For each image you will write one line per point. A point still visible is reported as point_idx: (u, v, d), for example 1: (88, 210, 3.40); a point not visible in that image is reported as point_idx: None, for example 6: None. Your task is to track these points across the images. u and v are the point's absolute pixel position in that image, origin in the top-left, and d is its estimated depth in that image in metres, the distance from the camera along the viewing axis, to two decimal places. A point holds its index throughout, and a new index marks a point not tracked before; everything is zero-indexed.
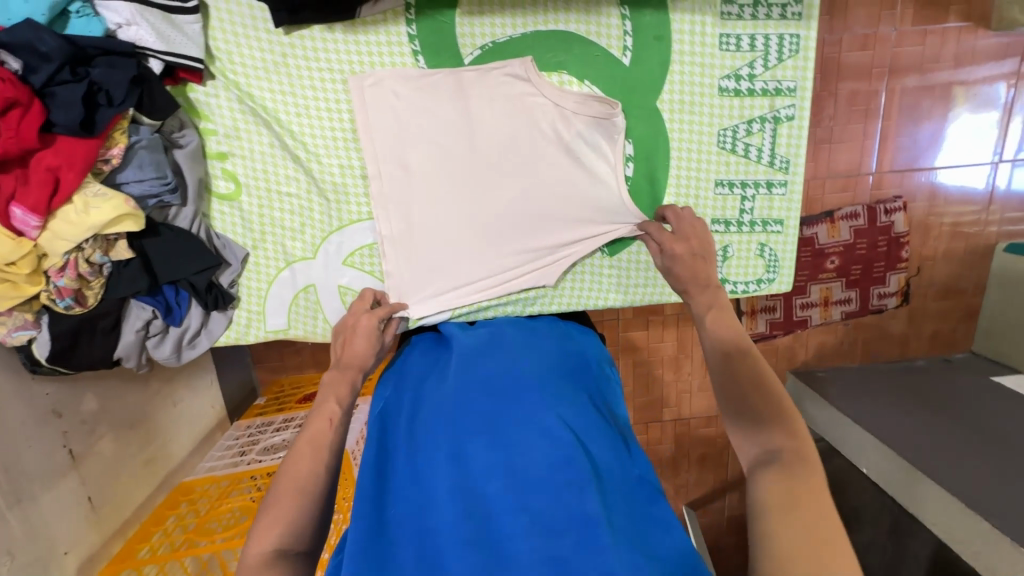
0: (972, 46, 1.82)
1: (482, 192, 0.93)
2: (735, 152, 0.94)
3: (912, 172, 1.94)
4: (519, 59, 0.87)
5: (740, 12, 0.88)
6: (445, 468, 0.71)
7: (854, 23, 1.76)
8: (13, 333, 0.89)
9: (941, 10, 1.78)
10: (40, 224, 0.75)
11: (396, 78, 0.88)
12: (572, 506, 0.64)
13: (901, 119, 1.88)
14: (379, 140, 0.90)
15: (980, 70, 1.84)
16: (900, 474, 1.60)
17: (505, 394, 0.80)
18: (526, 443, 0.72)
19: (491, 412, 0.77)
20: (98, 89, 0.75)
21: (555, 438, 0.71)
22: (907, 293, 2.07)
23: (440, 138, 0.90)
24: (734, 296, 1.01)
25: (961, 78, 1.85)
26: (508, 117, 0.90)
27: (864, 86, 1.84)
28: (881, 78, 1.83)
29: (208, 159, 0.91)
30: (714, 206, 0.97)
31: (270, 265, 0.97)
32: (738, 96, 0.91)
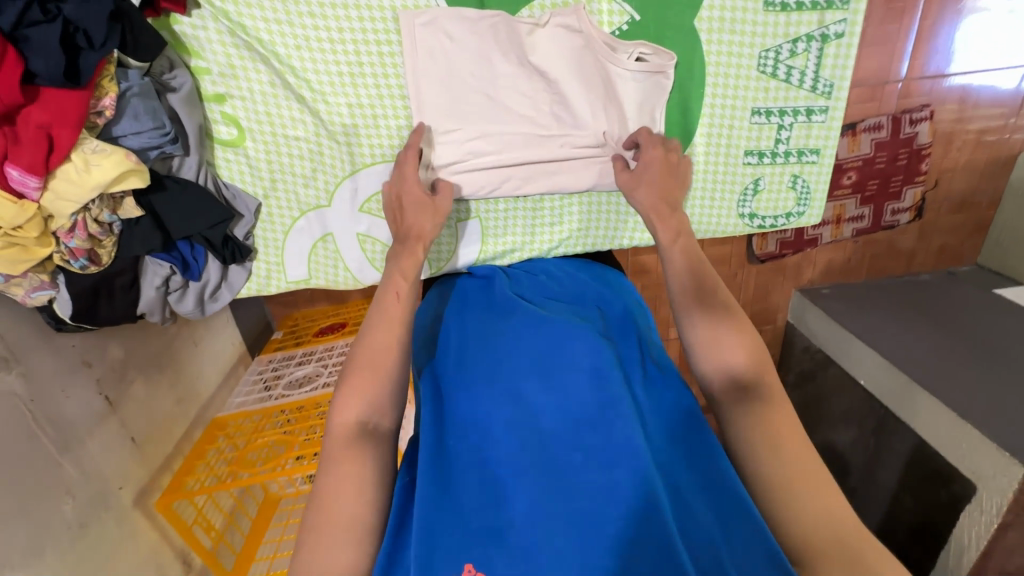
0: None
1: (521, 144, 0.90)
2: (775, 76, 0.87)
3: (945, 77, 1.82)
4: (571, 8, 0.81)
5: None
6: (501, 404, 0.74)
7: None
8: (32, 294, 0.87)
9: None
10: (39, 186, 0.70)
11: (452, 16, 0.80)
12: (626, 441, 0.68)
13: (941, 15, 1.71)
14: (428, 86, 0.84)
15: None
16: (899, 386, 1.67)
17: (551, 336, 0.80)
18: (577, 384, 0.75)
19: (537, 353, 0.79)
20: (74, 29, 0.66)
21: (602, 379, 0.75)
22: (921, 209, 2.03)
23: (490, 85, 0.85)
24: (762, 232, 0.99)
25: None
26: (545, 56, 0.83)
27: None
28: None
29: (205, 102, 0.83)
30: (748, 135, 0.91)
31: (285, 214, 0.93)
32: (784, 11, 0.82)
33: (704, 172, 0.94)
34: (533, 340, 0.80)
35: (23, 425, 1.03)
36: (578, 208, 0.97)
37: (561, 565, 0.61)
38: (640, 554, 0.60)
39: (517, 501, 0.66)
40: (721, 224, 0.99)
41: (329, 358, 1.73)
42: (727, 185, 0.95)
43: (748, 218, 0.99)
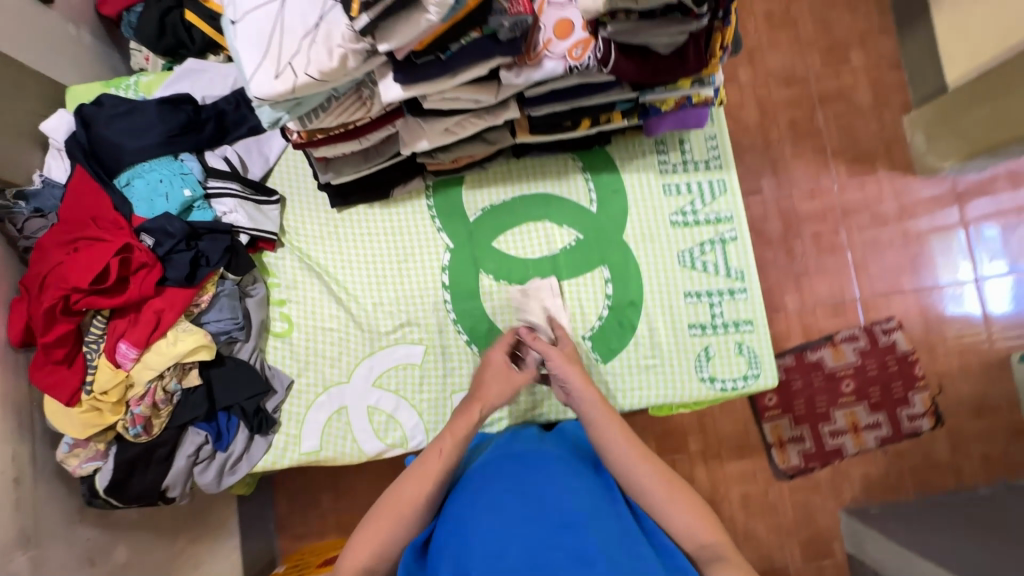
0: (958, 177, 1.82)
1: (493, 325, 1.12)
2: (694, 268, 1.14)
3: (917, 291, 1.81)
4: (530, 225, 1.16)
5: (674, 168, 1.16)
6: (485, 519, 0.77)
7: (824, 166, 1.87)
8: (83, 464, 1.05)
9: (901, 147, 1.85)
10: (135, 356, 0.97)
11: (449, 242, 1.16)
12: (597, 546, 0.72)
13: (896, 256, 1.83)
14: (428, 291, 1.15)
15: (978, 203, 1.81)
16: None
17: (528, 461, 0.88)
18: (553, 500, 0.79)
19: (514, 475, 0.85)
20: (201, 255, 1.03)
21: (580, 501, 0.79)
22: (938, 412, 1.76)
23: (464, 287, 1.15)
24: (726, 393, 1.10)
25: (949, 217, 1.82)
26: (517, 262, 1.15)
27: (852, 213, 1.85)
28: (881, 216, 1.84)
29: (270, 306, 1.14)
30: (687, 312, 1.13)
31: (310, 391, 1.12)
32: (686, 226, 1.15)
33: (659, 344, 1.12)
34: (515, 466, 0.86)
35: None
36: None
37: None
38: None
39: None
40: (686, 389, 1.11)
41: None
42: (682, 354, 1.12)
43: (709, 381, 1.11)
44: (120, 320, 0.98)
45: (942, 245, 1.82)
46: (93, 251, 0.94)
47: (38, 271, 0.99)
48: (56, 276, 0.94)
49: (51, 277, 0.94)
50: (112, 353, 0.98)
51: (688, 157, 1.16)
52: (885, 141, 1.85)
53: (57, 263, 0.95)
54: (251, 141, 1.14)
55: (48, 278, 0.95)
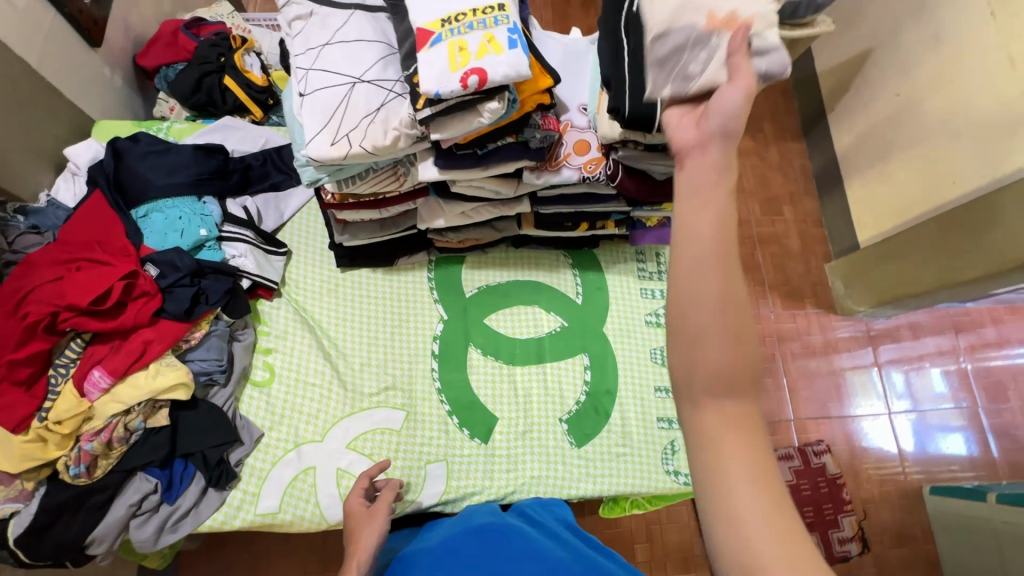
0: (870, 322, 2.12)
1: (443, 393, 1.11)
2: (665, 365, 1.25)
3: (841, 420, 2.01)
4: (521, 307, 1.26)
5: (651, 275, 1.32)
6: None
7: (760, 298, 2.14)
8: None
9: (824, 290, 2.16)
10: (106, 386, 0.94)
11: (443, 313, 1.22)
12: None
13: (822, 385, 2.04)
14: (416, 357, 1.18)
15: (889, 348, 2.08)
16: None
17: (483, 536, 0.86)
18: None
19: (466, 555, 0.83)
20: (202, 292, 1.03)
21: None
22: (865, 538, 1.86)
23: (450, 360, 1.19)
24: (688, 487, 1.15)
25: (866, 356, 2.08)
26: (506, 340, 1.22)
27: (784, 342, 2.09)
28: (808, 347, 2.09)
29: (255, 353, 1.13)
30: (656, 406, 1.22)
31: (279, 446, 1.08)
32: (659, 327, 1.28)
33: (630, 433, 1.19)
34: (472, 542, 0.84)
35: None
36: (529, 460, 1.13)
37: None
38: None
39: None
40: (652, 481, 1.16)
41: None
42: (650, 445, 1.19)
43: (673, 474, 1.17)
44: (102, 345, 0.96)
45: (860, 380, 2.05)
46: (99, 273, 0.94)
47: (14, 288, 0.95)
48: (49, 295, 0.92)
49: (40, 296, 0.92)
50: (82, 379, 0.94)
51: (663, 268, 1.33)
52: (811, 283, 2.16)
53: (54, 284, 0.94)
54: (269, 195, 1.22)
55: (34, 296, 0.92)
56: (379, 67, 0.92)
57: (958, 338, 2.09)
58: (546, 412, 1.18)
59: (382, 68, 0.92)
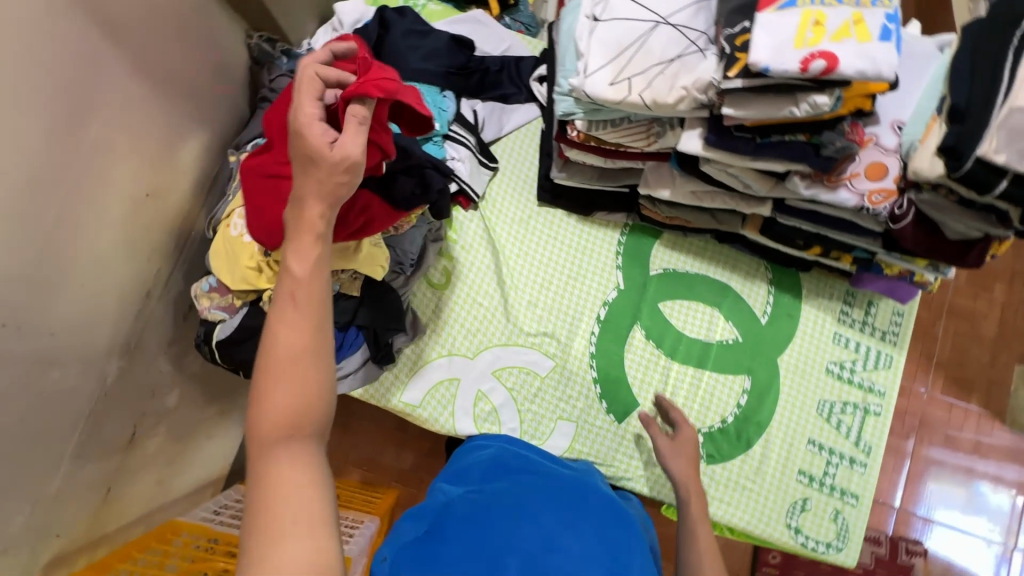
0: (989, 435, 2.03)
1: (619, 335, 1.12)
2: (828, 421, 1.14)
3: (937, 524, 1.97)
4: (699, 304, 1.18)
5: (852, 322, 1.17)
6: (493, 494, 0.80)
7: None
8: (211, 309, 1.08)
9: (965, 391, 2.05)
10: None
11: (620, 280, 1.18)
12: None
13: (925, 478, 2.00)
14: (580, 312, 1.16)
15: (993, 466, 2.01)
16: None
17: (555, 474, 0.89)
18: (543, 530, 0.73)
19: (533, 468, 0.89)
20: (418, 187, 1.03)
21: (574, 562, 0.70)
22: None
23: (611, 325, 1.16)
24: (805, 549, 1.09)
25: (977, 466, 2.01)
26: (671, 333, 1.16)
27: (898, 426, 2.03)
28: (912, 428, 2.04)
29: (439, 256, 1.15)
30: (803, 458, 1.13)
31: (435, 349, 1.14)
32: (839, 380, 1.16)
33: (765, 472, 1.12)
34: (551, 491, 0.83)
35: (78, 410, 1.01)
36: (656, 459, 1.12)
37: None
38: None
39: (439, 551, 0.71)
40: (770, 527, 1.10)
41: None
42: (780, 493, 1.11)
43: (793, 531, 1.10)
44: None
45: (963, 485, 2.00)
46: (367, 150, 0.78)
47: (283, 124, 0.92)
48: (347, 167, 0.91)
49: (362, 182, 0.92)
50: None
51: (870, 320, 1.17)
52: (990, 379, 2.06)
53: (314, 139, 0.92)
54: (496, 106, 1.19)
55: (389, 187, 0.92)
56: (690, 12, 0.83)
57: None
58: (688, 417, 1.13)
59: (693, 14, 0.83)
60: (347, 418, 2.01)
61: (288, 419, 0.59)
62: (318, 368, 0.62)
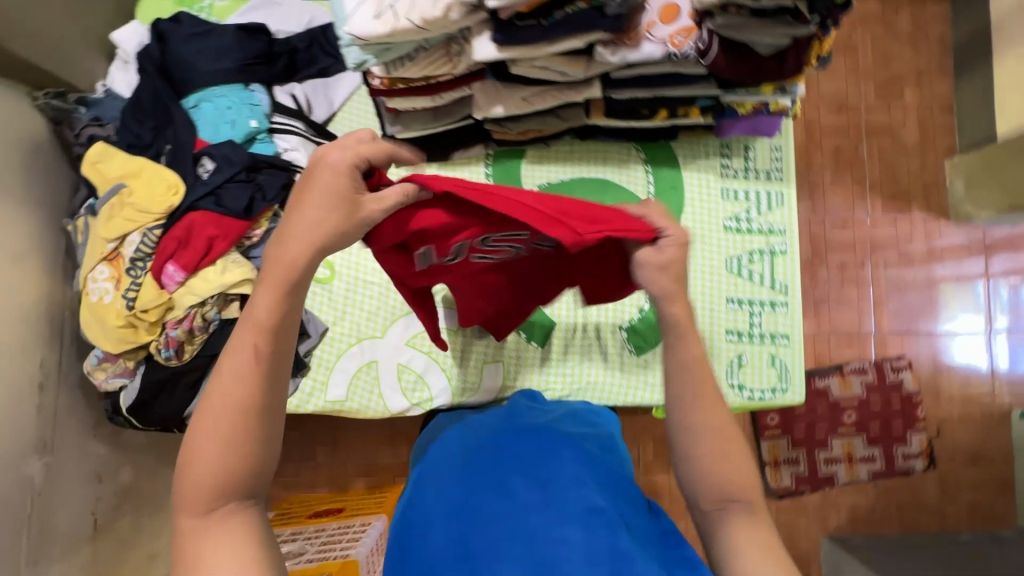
0: (940, 236, 2.06)
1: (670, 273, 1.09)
2: (740, 275, 1.14)
3: (912, 335, 2.03)
4: None
5: (735, 173, 1.16)
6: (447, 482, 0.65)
7: (831, 208, 2.05)
8: (108, 379, 1.06)
9: (905, 203, 2.06)
10: (182, 280, 0.97)
11: None
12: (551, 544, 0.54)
13: (889, 296, 2.04)
14: None
15: (950, 263, 2.05)
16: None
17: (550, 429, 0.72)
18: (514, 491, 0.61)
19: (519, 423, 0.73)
20: (258, 189, 1.01)
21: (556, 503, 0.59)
22: (932, 455, 2.00)
23: None
24: (752, 402, 1.11)
25: (937, 267, 2.05)
26: None
27: (850, 258, 2.05)
28: (865, 253, 2.05)
29: None
30: (726, 318, 1.13)
31: (344, 340, 1.12)
32: (739, 233, 1.15)
33: None
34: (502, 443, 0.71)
35: (18, 518, 1.01)
36: (586, 369, 1.12)
37: None
38: None
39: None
40: None
41: (317, 537, 1.59)
42: (714, 358, 1.13)
43: (737, 389, 1.12)
44: (170, 239, 0.97)
45: (931, 288, 2.04)
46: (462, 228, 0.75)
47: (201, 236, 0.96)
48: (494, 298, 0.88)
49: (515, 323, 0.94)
50: (158, 267, 0.97)
51: (750, 165, 1.16)
52: (925, 183, 2.07)
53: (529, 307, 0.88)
54: (318, 82, 1.13)
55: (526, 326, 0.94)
56: None
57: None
58: (604, 320, 1.13)
59: None
60: (331, 433, 2.01)
61: (209, 493, 0.54)
62: (254, 433, 0.55)
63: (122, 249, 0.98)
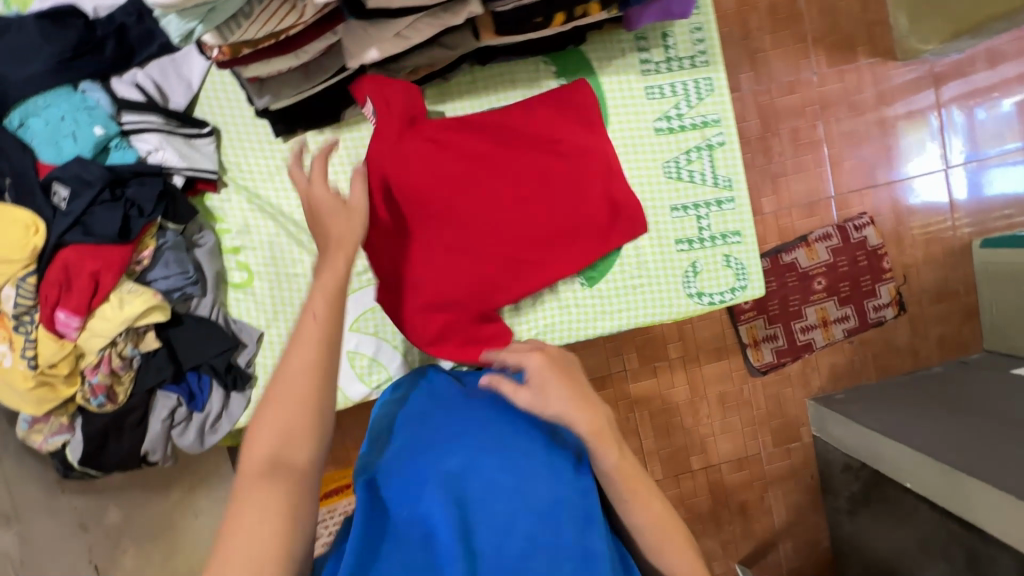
0: (888, 78, 1.96)
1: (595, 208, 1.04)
2: (681, 179, 1.07)
3: (870, 190, 2.00)
4: None
5: (657, 67, 1.05)
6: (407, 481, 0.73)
7: (776, 73, 1.93)
8: (49, 439, 0.98)
9: (850, 51, 1.95)
10: (79, 325, 0.88)
11: None
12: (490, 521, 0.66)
13: (844, 153, 1.98)
14: None
15: (902, 104, 1.97)
16: (944, 477, 1.46)
17: (532, 456, 0.75)
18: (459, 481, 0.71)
19: (504, 455, 0.75)
20: (131, 204, 0.90)
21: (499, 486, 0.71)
22: (901, 302, 2.04)
23: None
24: (714, 306, 1.08)
25: (889, 111, 1.97)
26: None
27: (802, 123, 1.96)
28: (815, 115, 1.96)
29: (224, 254, 1.03)
30: (674, 228, 1.08)
31: (283, 341, 1.05)
32: (672, 133, 1.06)
33: (644, 262, 1.08)
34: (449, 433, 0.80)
35: None
36: (541, 313, 1.08)
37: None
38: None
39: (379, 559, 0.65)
40: (674, 306, 1.08)
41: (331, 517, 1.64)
42: (669, 272, 1.08)
43: (696, 297, 1.08)
44: (48, 285, 0.85)
45: (885, 135, 1.98)
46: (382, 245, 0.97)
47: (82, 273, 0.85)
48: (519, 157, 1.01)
49: (463, 288, 0.99)
50: (47, 317, 0.86)
51: (672, 54, 1.05)
52: (869, 24, 1.94)
53: (499, 239, 1.01)
54: (165, 61, 0.96)
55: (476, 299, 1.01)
56: None
57: (998, 69, 1.96)
58: None
59: None
60: None
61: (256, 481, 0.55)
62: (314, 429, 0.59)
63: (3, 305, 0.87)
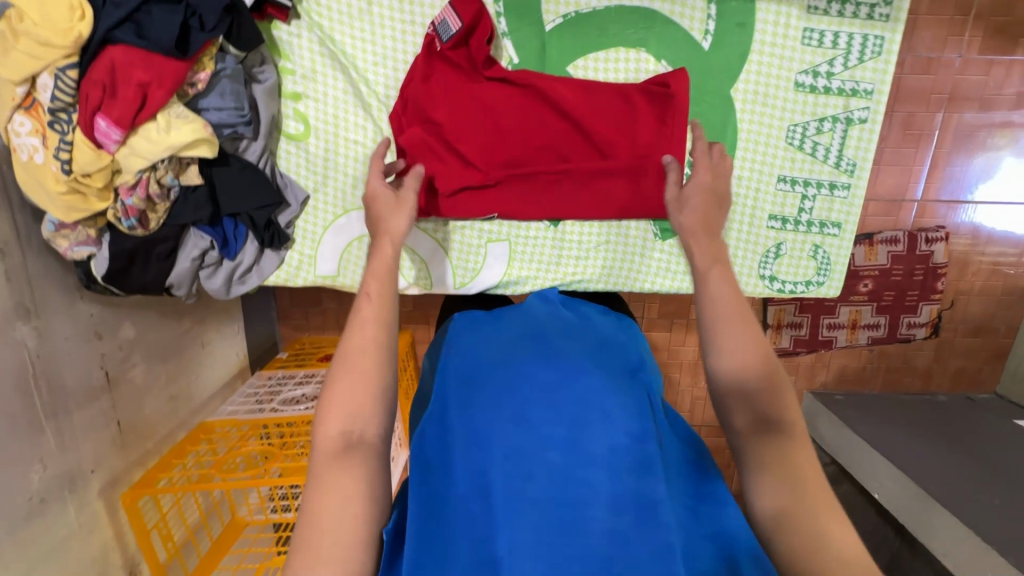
0: None
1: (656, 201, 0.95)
2: (801, 149, 0.94)
3: (960, 203, 1.81)
4: (617, 49, 0.91)
5: (827, 8, 0.87)
6: (497, 383, 0.74)
7: (918, 45, 1.65)
8: (74, 248, 0.87)
9: (1010, 40, 1.66)
10: (119, 139, 0.78)
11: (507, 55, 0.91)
12: (586, 439, 0.68)
13: (953, 149, 1.76)
14: None
15: None
16: (909, 500, 1.50)
17: (585, 392, 0.72)
18: (548, 388, 0.73)
19: (555, 390, 0.73)
20: (192, 12, 0.77)
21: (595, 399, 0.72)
22: (938, 325, 1.93)
23: None
24: (781, 295, 1.01)
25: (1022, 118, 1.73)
26: None
27: (921, 110, 1.72)
28: (939, 105, 1.72)
29: (282, 98, 0.94)
30: (772, 201, 0.97)
31: (328, 210, 1.01)
32: (812, 93, 0.91)
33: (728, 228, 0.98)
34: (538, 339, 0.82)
35: (21, 376, 1.02)
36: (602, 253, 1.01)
37: (486, 518, 0.64)
38: (543, 535, 0.62)
39: (479, 454, 0.68)
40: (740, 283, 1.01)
41: None
42: (749, 246, 0.99)
43: (768, 280, 1.01)
44: (90, 85, 0.75)
45: (1004, 144, 1.75)
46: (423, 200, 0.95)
47: (129, 81, 0.75)
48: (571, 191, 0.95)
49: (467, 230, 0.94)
50: (85, 123, 0.77)
51: None
52: None
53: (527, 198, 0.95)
54: None
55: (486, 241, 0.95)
56: None
57: None
58: None
59: None
60: None
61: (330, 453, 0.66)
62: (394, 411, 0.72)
63: (37, 94, 0.77)
